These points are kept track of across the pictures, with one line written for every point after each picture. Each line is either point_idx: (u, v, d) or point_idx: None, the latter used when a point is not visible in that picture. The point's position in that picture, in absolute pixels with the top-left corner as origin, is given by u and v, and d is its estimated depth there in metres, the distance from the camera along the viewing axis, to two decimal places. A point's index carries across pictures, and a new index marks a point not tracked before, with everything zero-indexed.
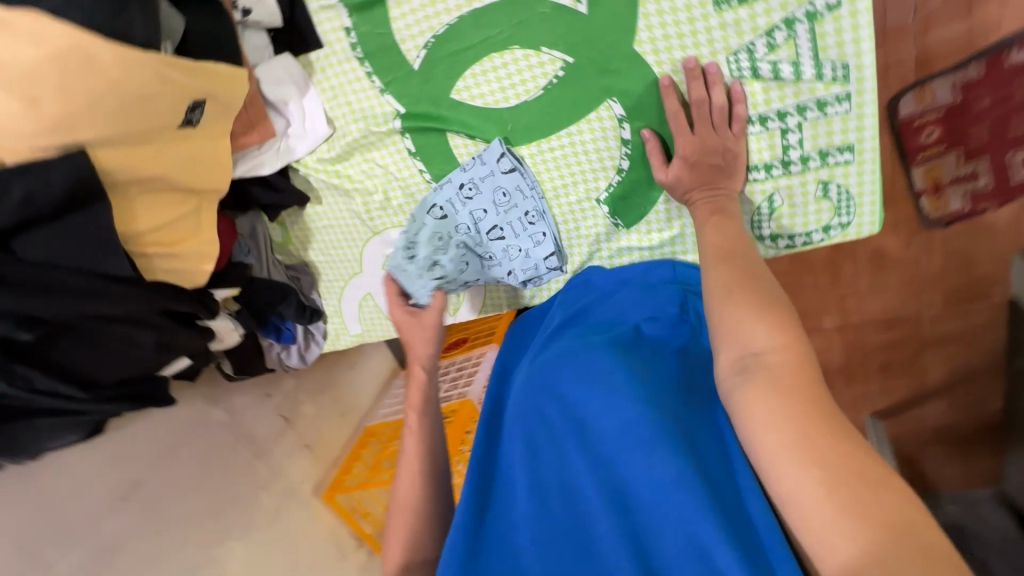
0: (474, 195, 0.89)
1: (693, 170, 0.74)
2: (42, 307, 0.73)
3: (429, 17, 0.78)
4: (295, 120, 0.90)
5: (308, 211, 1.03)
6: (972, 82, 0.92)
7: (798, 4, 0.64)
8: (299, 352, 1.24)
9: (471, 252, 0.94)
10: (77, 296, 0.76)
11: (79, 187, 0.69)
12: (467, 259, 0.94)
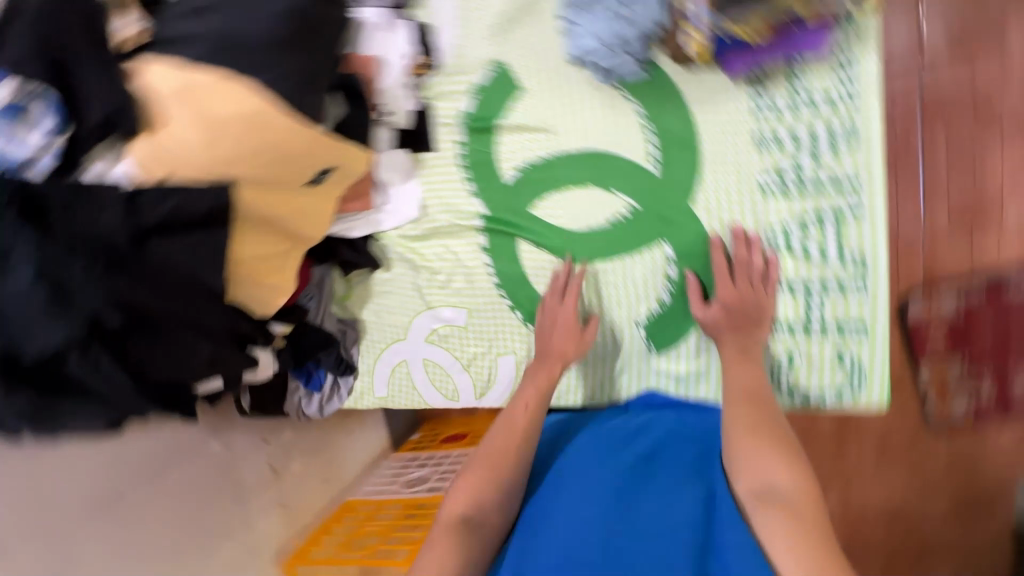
0: (588, 14, 0.82)
1: (728, 315, 0.83)
2: (148, 292, 0.81)
3: (528, 150, 0.96)
4: (391, 199, 1.06)
5: (375, 276, 1.15)
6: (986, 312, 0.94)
7: (831, 205, 0.79)
8: (320, 402, 1.27)
9: (608, 5, 0.80)
10: (176, 291, 0.84)
11: (220, 210, 0.82)
12: (609, 9, 0.80)
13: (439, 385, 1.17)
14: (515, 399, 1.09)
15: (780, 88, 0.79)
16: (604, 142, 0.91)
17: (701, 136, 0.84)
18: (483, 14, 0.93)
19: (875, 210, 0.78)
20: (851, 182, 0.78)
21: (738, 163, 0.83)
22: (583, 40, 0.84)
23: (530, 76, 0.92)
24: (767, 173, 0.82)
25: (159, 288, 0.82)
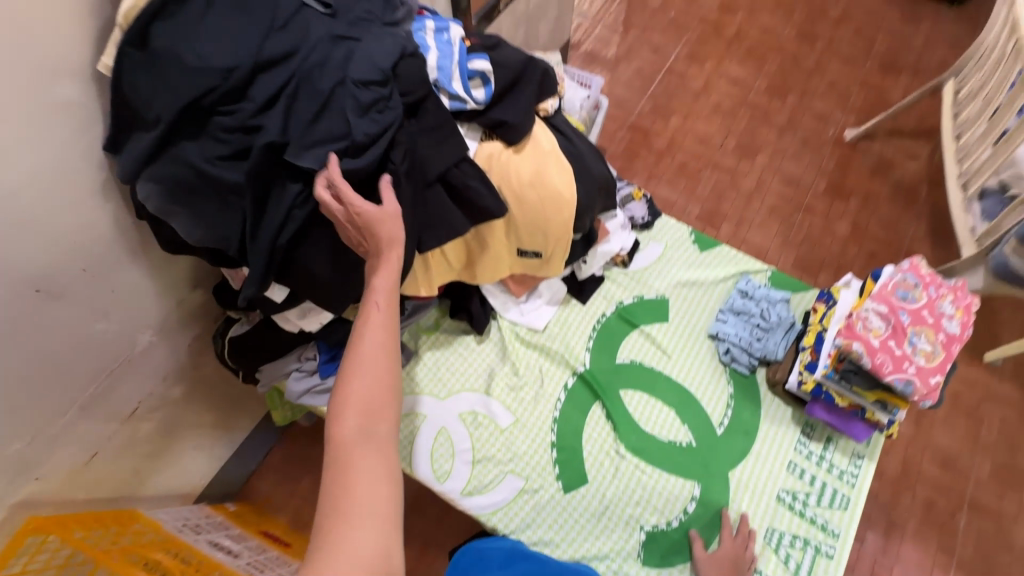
0: (738, 315, 1.26)
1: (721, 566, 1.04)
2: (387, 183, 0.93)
3: (645, 354, 1.26)
4: (531, 305, 1.28)
5: (464, 337, 1.28)
6: None
7: (814, 539, 1.08)
8: (308, 389, 1.21)
9: (751, 319, 1.24)
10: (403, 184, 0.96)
11: (483, 213, 1.02)
12: (751, 322, 1.24)
13: (437, 457, 1.16)
14: (495, 518, 1.11)
15: (819, 442, 1.15)
16: (698, 389, 1.22)
17: (758, 434, 1.17)
18: (674, 268, 1.35)
19: (839, 564, 1.05)
20: (833, 532, 1.08)
21: (770, 469, 1.14)
22: (727, 325, 1.25)
23: (679, 316, 1.30)
24: (785, 490, 1.12)
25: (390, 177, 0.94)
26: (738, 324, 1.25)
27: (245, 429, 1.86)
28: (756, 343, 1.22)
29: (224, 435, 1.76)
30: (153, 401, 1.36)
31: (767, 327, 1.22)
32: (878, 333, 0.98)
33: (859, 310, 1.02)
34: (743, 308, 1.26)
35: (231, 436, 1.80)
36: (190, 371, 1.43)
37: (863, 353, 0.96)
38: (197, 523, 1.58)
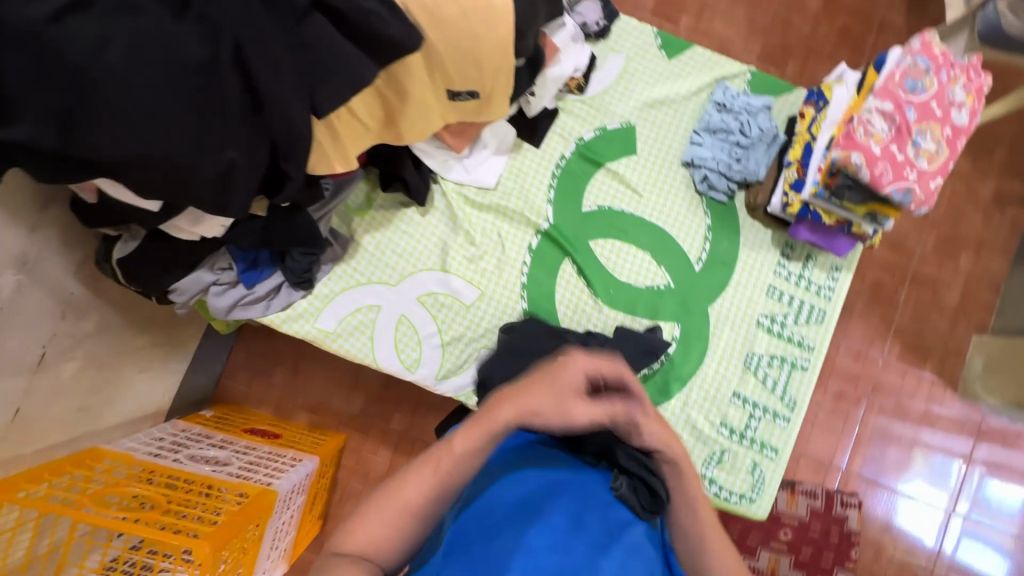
0: (715, 134, 1.09)
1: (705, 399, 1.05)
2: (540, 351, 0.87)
3: (613, 196, 1.11)
4: (476, 159, 1.07)
5: (404, 211, 1.08)
6: None
7: (790, 355, 1.09)
8: (235, 301, 1.01)
9: (730, 137, 1.08)
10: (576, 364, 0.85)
11: (392, 48, 0.75)
12: (729, 141, 1.08)
13: (403, 349, 1.05)
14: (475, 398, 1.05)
15: (797, 263, 1.10)
16: (674, 227, 1.10)
17: (737, 264, 1.10)
18: (637, 84, 1.12)
19: (814, 372, 1.08)
20: (808, 346, 1.09)
21: (749, 296, 1.10)
22: (702, 148, 1.08)
23: (648, 145, 1.11)
24: (764, 314, 1.10)
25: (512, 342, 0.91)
26: (714, 145, 1.08)
27: (193, 339, 1.71)
28: (735, 163, 1.07)
29: (173, 349, 1.62)
30: (63, 342, 1.18)
31: (748, 143, 1.07)
32: (880, 138, 0.85)
33: (860, 112, 0.87)
34: (720, 125, 1.08)
35: (180, 350, 1.66)
36: (86, 299, 1.21)
37: (862, 163, 0.84)
38: (176, 442, 1.53)
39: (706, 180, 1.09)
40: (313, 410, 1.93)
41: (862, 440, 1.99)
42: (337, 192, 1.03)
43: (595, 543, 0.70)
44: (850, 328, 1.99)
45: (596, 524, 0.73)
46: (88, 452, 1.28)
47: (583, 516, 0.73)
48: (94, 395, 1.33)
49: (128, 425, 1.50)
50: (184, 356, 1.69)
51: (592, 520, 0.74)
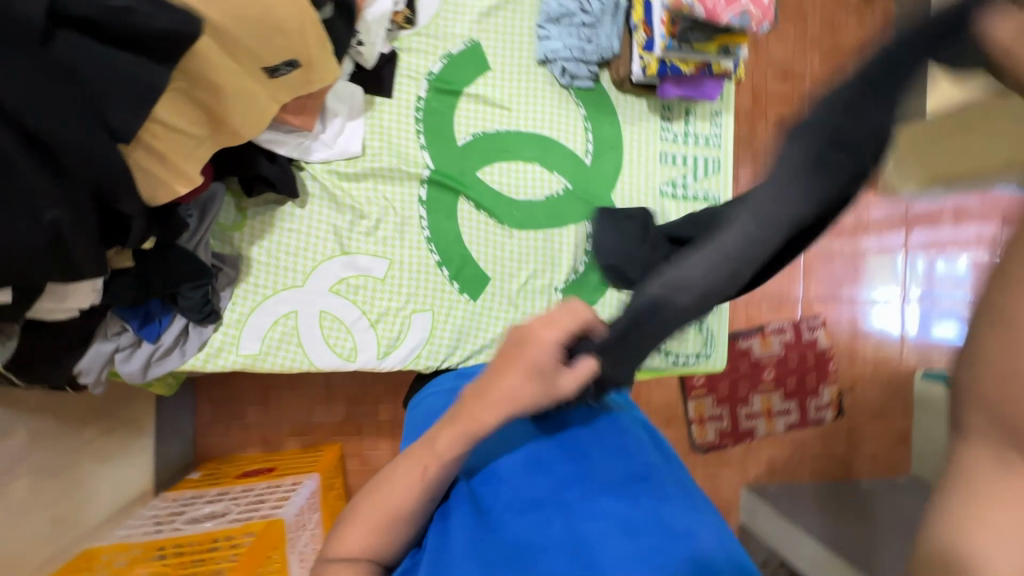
0: (558, 20, 1.05)
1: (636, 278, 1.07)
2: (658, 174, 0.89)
3: (483, 120, 1.07)
4: (332, 131, 1.01)
5: (282, 208, 1.03)
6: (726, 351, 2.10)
7: None
8: (147, 359, 0.97)
9: (573, 19, 1.04)
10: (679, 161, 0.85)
11: (172, 42, 0.68)
12: (573, 22, 1.04)
13: (337, 342, 1.04)
14: (422, 361, 1.06)
15: (680, 122, 1.11)
16: (553, 130, 1.09)
17: (624, 142, 1.10)
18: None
19: None
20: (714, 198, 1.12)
21: (645, 170, 1.10)
22: (550, 39, 1.05)
23: (498, 55, 1.07)
24: (665, 182, 1.11)
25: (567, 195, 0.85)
26: (561, 32, 1.04)
27: (148, 414, 1.64)
28: (586, 44, 1.04)
29: (129, 431, 1.55)
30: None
31: (591, 18, 1.03)
32: None
33: None
34: (559, 9, 1.04)
35: (138, 428, 1.60)
36: (2, 419, 1.13)
37: (694, 1, 0.82)
38: (173, 511, 1.51)
39: (565, 70, 1.06)
40: (301, 432, 1.91)
41: (809, 266, 2.15)
42: (202, 215, 0.97)
43: (544, 470, 0.69)
44: None
45: (547, 448, 0.72)
46: (82, 558, 1.25)
47: (543, 456, 0.71)
48: (61, 504, 1.28)
49: (115, 517, 1.46)
50: (145, 433, 1.62)
51: (546, 448, 0.72)
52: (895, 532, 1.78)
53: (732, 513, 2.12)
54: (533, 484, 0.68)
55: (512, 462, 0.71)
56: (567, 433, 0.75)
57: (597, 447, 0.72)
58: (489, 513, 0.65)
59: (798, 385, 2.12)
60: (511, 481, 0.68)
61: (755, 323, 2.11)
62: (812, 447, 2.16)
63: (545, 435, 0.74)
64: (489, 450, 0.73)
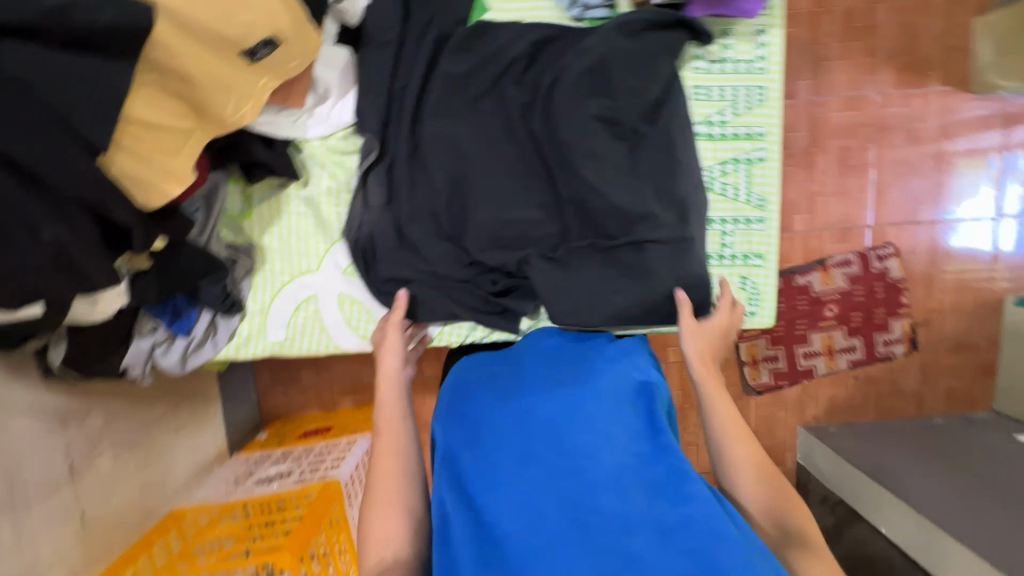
0: None
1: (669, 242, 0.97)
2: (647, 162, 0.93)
3: None
4: (326, 103, 0.94)
5: (287, 191, 1.00)
6: (783, 288, 1.95)
7: (743, 152, 0.97)
8: (183, 352, 1.00)
9: None
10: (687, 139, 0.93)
11: (127, 34, 0.63)
12: None
13: (358, 324, 1.03)
14: (445, 338, 1.03)
15: (715, 48, 0.95)
16: None
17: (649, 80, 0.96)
18: None
19: (774, 159, 0.97)
20: (758, 134, 0.97)
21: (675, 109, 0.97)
22: None
23: None
24: (698, 121, 0.97)
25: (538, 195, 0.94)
26: None
27: (213, 383, 1.77)
28: None
29: (197, 401, 1.68)
30: (82, 446, 1.23)
31: None
32: None
33: None
34: None
35: (206, 397, 1.73)
36: (80, 404, 1.24)
37: None
38: (245, 470, 1.66)
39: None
40: (353, 391, 2.00)
41: (882, 187, 1.90)
42: (209, 207, 0.95)
43: (548, 467, 0.70)
44: (834, 76, 1.83)
45: (548, 443, 0.72)
46: (169, 517, 1.40)
47: (534, 448, 0.72)
48: (146, 471, 1.42)
49: (195, 478, 1.62)
50: (213, 401, 1.76)
51: (547, 443, 0.72)
52: (970, 473, 1.66)
53: (789, 452, 2.06)
54: (538, 486, 0.68)
55: (502, 456, 0.73)
56: (553, 413, 0.75)
57: (583, 426, 0.73)
58: (497, 522, 0.68)
59: (864, 319, 1.95)
60: (502, 477, 0.71)
61: (816, 257, 1.94)
62: (879, 384, 2.02)
63: (544, 429, 0.73)
64: (476, 442, 0.76)
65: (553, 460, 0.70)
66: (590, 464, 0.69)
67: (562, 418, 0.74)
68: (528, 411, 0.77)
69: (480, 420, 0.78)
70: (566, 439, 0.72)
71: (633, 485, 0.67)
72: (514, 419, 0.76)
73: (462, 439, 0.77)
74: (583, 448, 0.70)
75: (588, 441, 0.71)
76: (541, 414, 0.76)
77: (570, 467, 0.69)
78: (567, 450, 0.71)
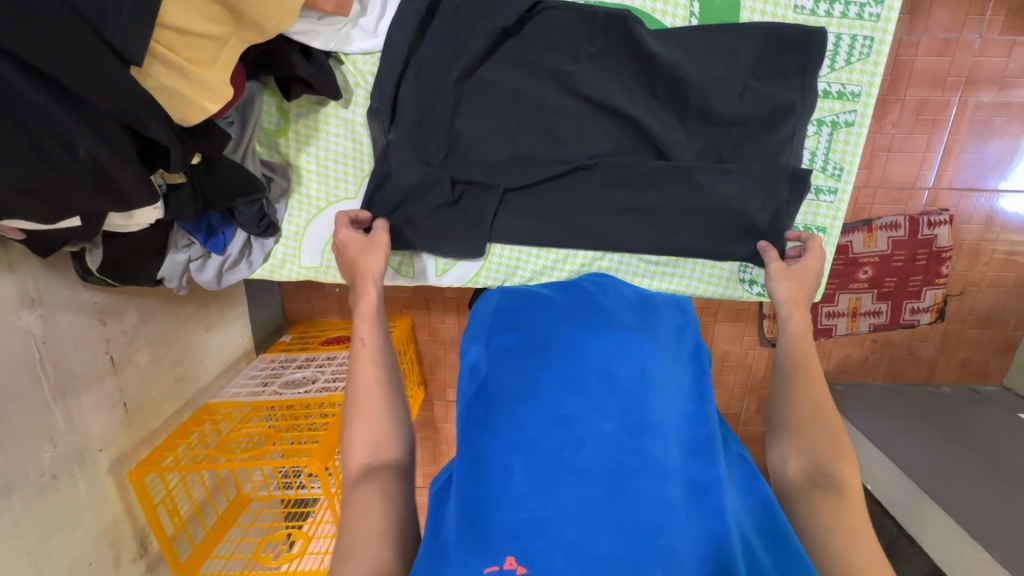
0: None
1: (726, 218, 0.93)
2: (737, 102, 0.86)
3: None
4: (373, 15, 0.84)
5: (326, 110, 0.92)
6: None
7: (830, 113, 0.87)
8: (219, 269, 1.00)
9: None
10: (774, 92, 0.85)
11: None
12: None
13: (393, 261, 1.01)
14: (481, 278, 1.02)
15: None
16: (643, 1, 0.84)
17: (743, 16, 0.83)
18: None
19: (864, 124, 0.87)
20: (853, 94, 0.86)
21: None
22: None
23: None
24: None
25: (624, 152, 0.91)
26: None
27: (239, 283, 1.80)
28: None
29: (227, 301, 1.72)
30: (120, 340, 1.28)
31: None
32: None
33: None
34: None
35: (233, 296, 1.76)
36: (116, 301, 1.27)
37: None
38: (272, 369, 1.74)
39: None
40: None
41: (954, 146, 1.75)
42: (244, 121, 0.89)
43: (597, 402, 0.73)
44: (934, 14, 1.61)
45: (598, 381, 0.75)
46: (203, 410, 1.50)
47: (581, 381, 0.75)
48: (181, 365, 1.49)
49: (225, 373, 1.70)
50: (240, 301, 1.79)
51: (597, 381, 0.75)
52: (964, 445, 1.69)
53: None
54: (584, 417, 0.72)
55: (549, 384, 0.75)
56: (608, 351, 0.78)
57: (635, 372, 0.76)
58: (539, 445, 0.70)
59: (897, 286, 1.90)
60: (545, 404, 0.73)
61: (862, 216, 1.85)
62: (895, 348, 2.02)
63: (594, 366, 0.77)
64: (527, 364, 0.77)
65: (598, 397, 0.74)
66: (635, 409, 0.73)
67: (615, 360, 0.77)
68: (583, 343, 0.79)
69: (529, 347, 0.79)
70: (616, 380, 0.75)
71: (670, 439, 0.72)
72: (567, 349, 0.79)
73: (506, 359, 0.78)
74: (632, 392, 0.74)
75: (638, 388, 0.75)
76: (594, 352, 0.78)
77: (613, 409, 0.73)
78: (614, 391, 0.74)
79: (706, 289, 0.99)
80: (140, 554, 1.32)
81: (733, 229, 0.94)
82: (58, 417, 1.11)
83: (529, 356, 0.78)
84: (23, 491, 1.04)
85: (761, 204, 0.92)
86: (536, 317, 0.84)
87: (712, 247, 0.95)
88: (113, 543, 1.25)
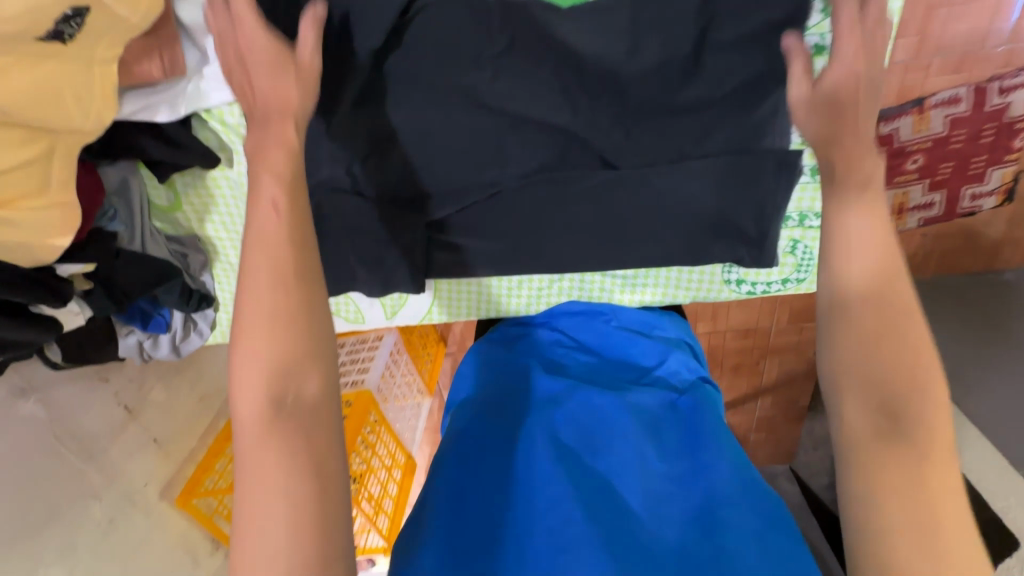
0: None
1: (696, 223, 0.78)
2: (689, 85, 0.68)
3: None
4: (218, 59, 0.67)
5: (212, 175, 0.79)
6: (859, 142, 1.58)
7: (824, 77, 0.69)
8: (172, 343, 0.97)
9: None
10: (733, 59, 0.67)
11: None
12: None
13: (340, 309, 0.93)
14: (435, 314, 0.93)
15: None
16: None
17: None
18: None
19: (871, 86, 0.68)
20: None
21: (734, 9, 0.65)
22: None
23: None
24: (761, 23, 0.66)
25: (566, 164, 0.74)
26: None
27: None
28: None
29: None
30: (129, 388, 1.34)
31: None
32: None
33: None
34: None
35: None
36: None
37: None
38: None
39: None
40: None
41: None
42: (129, 208, 0.79)
43: (583, 478, 0.63)
44: None
45: (579, 439, 0.67)
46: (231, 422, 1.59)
47: (565, 452, 0.66)
48: (200, 385, 1.57)
49: None
50: None
51: (579, 439, 0.67)
52: None
53: None
54: (559, 481, 0.62)
55: (528, 457, 0.65)
56: (594, 416, 0.69)
57: (625, 437, 0.67)
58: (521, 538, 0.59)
59: (955, 171, 1.58)
60: (525, 483, 0.63)
61: (909, 97, 1.52)
62: (950, 240, 1.77)
63: (576, 435, 0.67)
64: (503, 435, 0.69)
65: (585, 473, 0.64)
66: (624, 484, 0.63)
67: (600, 424, 0.68)
68: (564, 407, 0.70)
69: (505, 416, 0.71)
70: (602, 451, 0.66)
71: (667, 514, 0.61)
72: (549, 415, 0.69)
73: (482, 431, 0.69)
74: (621, 463, 0.65)
75: (626, 456, 0.65)
76: (574, 416, 0.69)
77: (600, 485, 0.63)
78: (601, 465, 0.65)
79: (686, 293, 0.87)
80: (214, 552, 1.51)
81: (710, 232, 0.79)
82: (94, 474, 1.22)
83: (505, 424, 0.70)
84: (86, 543, 1.18)
85: (742, 201, 0.76)
86: (512, 380, 0.76)
87: (685, 255, 0.81)
88: (186, 551, 1.43)
